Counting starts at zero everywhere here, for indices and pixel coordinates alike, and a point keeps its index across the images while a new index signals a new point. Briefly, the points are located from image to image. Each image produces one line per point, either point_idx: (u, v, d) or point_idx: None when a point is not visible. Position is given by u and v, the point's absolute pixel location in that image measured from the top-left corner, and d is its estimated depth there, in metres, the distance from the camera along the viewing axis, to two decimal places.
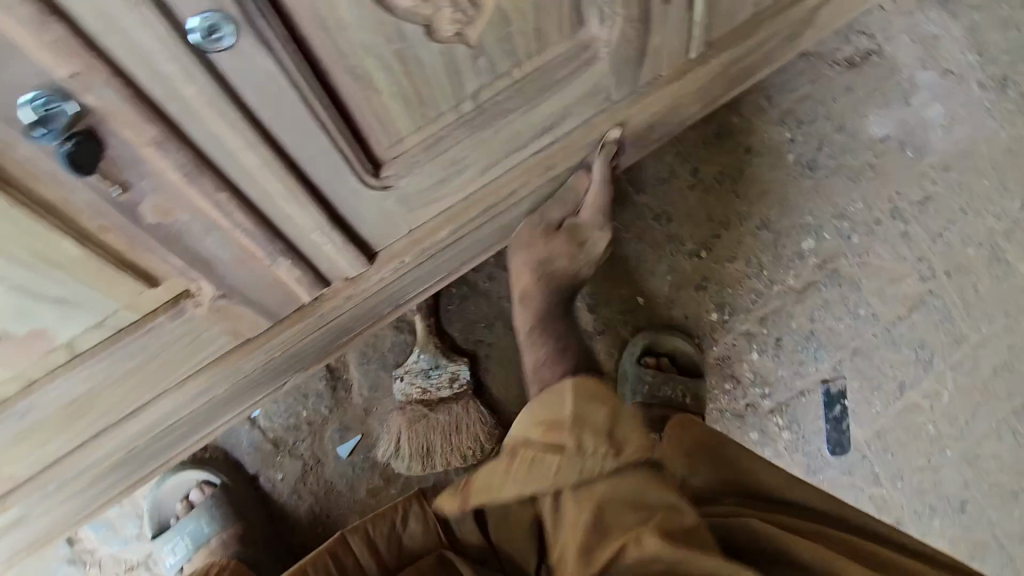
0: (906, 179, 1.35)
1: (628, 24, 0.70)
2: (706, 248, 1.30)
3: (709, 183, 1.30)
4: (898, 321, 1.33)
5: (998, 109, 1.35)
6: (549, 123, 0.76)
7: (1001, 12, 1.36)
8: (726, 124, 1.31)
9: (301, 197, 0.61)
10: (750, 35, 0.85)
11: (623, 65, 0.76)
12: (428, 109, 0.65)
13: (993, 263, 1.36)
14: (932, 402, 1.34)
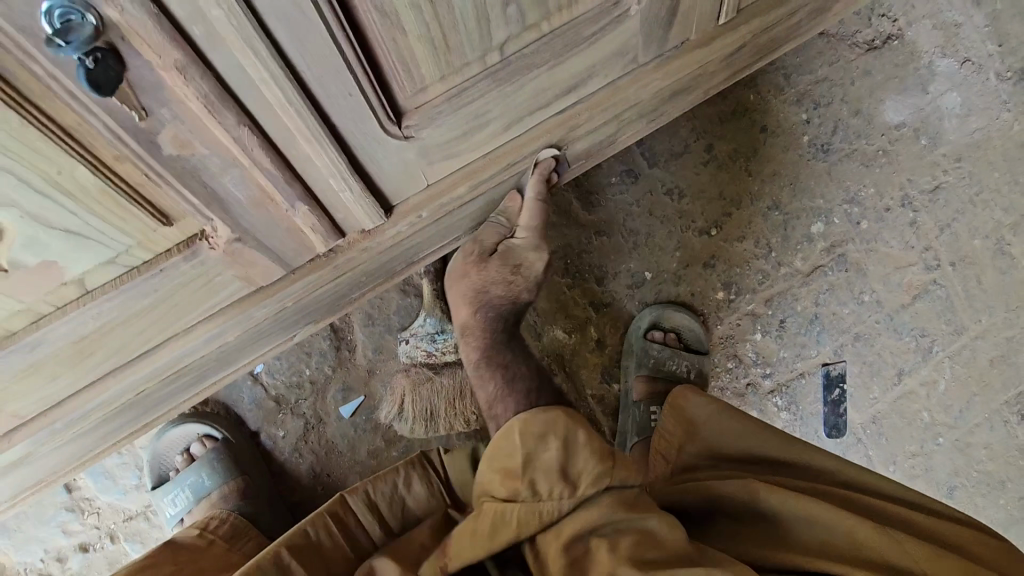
0: (918, 167, 1.35)
1: None
2: (716, 225, 1.27)
3: (722, 161, 1.27)
4: (901, 309, 1.34)
5: (1015, 101, 1.35)
6: (574, 82, 0.75)
7: None
8: (742, 102, 1.29)
9: (322, 140, 0.59)
10: (781, 4, 0.84)
11: (651, 26, 0.74)
12: (453, 57, 0.63)
13: (997, 255, 1.37)
14: (929, 391, 1.35)
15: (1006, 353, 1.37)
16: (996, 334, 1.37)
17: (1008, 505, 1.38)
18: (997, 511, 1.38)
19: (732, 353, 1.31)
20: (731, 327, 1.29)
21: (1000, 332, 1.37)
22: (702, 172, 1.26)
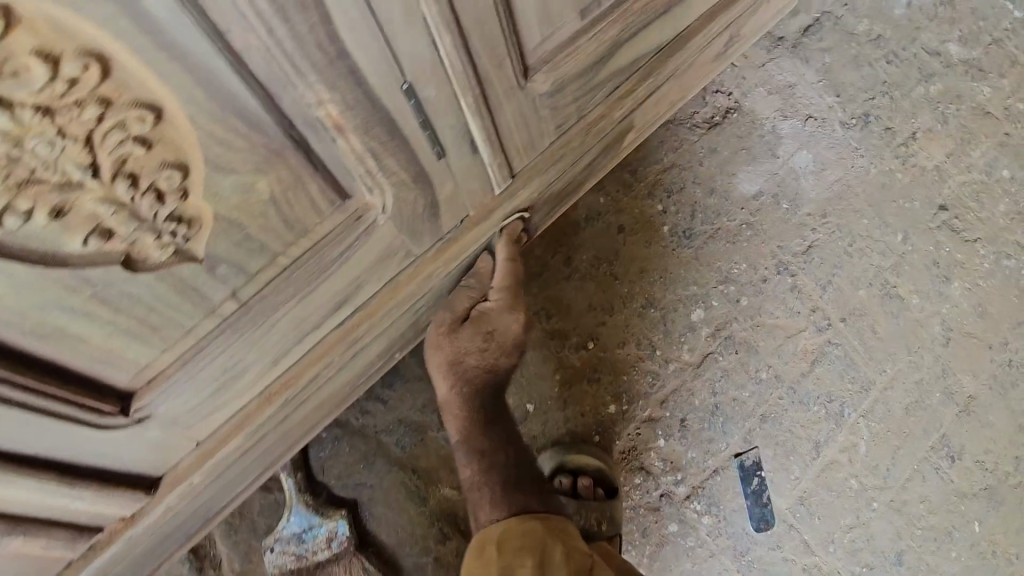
0: (786, 232, 1.33)
1: (402, 188, 0.65)
2: (593, 338, 1.22)
3: (585, 271, 1.22)
4: (803, 378, 1.29)
5: (866, 146, 1.39)
6: (339, 300, 0.69)
7: (851, 51, 1.41)
8: (593, 206, 1.25)
9: (12, 474, 0.54)
10: (561, 156, 0.81)
11: (411, 222, 0.69)
12: (169, 331, 0.57)
13: (885, 300, 1.36)
14: (851, 456, 1.30)
15: (918, 399, 1.34)
16: (904, 379, 1.35)
17: (959, 558, 1.32)
18: (952, 565, 1.32)
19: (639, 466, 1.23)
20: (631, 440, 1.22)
21: (908, 377, 1.35)
22: (565, 287, 1.21)
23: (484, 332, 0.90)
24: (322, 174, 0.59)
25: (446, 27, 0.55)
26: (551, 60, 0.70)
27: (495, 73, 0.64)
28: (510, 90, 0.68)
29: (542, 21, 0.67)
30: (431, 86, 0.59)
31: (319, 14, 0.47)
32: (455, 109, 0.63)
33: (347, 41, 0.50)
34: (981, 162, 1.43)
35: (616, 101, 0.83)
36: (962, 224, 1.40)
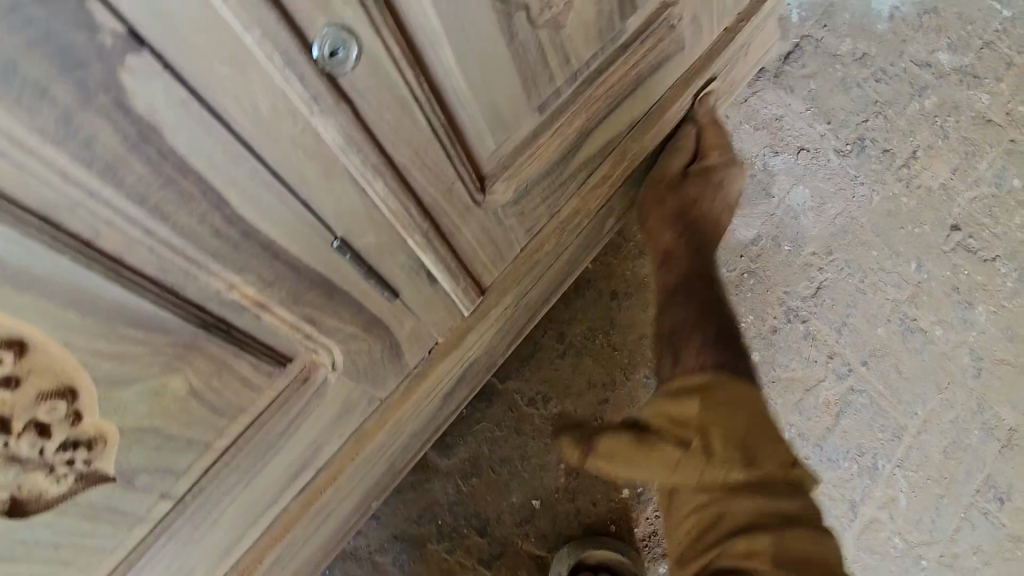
0: (791, 275, 1.23)
1: (354, 340, 0.56)
2: (596, 417, 1.10)
3: (579, 346, 1.12)
4: (827, 435, 1.20)
5: (864, 173, 1.31)
6: (294, 471, 0.60)
7: (837, 74, 1.33)
8: (581, 275, 1.15)
9: None
10: (538, 257, 0.72)
11: (370, 370, 0.60)
12: (86, 558, 0.48)
13: (907, 336, 1.26)
14: (891, 512, 1.20)
15: (956, 440, 1.23)
16: (939, 420, 1.24)
17: None
18: None
19: (662, 556, 1.07)
20: (651, 526, 1.06)
21: (942, 417, 1.24)
22: (561, 366, 1.11)
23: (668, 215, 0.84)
24: (252, 350, 0.50)
25: (376, 171, 0.47)
26: (510, 165, 0.63)
27: (446, 199, 0.56)
28: (467, 210, 0.59)
29: (495, 129, 0.60)
30: (369, 234, 0.51)
31: (208, 198, 0.39)
32: (404, 245, 0.54)
33: (252, 216, 0.42)
34: (989, 173, 1.33)
35: (591, 190, 0.74)
36: (978, 243, 1.31)
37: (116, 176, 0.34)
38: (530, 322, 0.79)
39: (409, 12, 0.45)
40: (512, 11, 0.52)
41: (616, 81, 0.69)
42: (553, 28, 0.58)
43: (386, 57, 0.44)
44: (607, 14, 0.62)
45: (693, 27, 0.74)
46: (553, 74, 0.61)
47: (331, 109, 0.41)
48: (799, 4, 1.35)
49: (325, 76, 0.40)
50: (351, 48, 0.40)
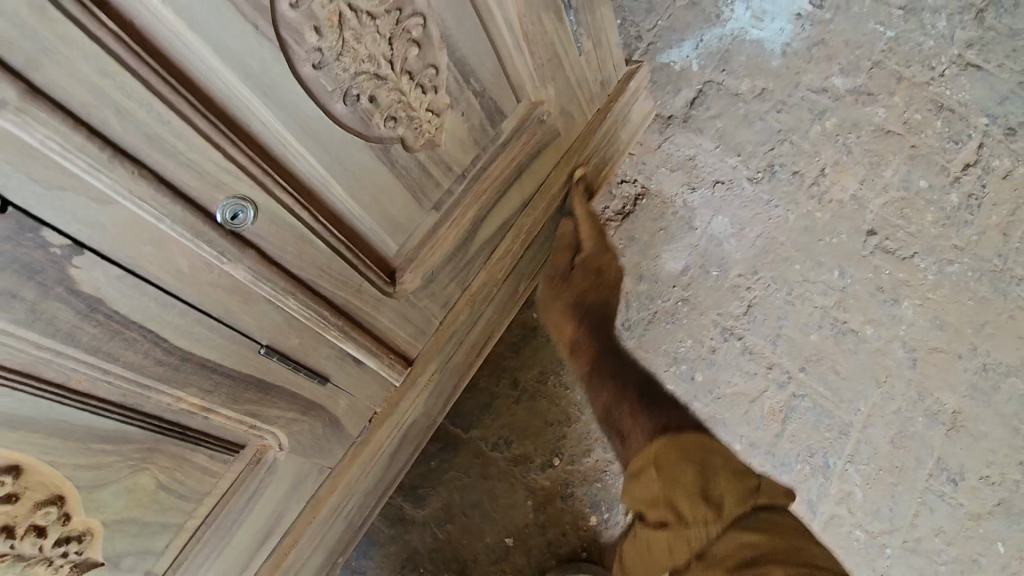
0: (721, 298, 1.35)
1: (295, 422, 0.68)
2: (557, 454, 1.20)
3: (534, 389, 1.22)
4: (777, 441, 1.31)
5: (778, 194, 1.40)
6: (261, 538, 0.72)
7: (740, 110, 1.43)
8: (527, 323, 1.25)
9: None
10: (457, 323, 0.84)
11: (315, 446, 0.72)
12: None
13: (840, 339, 1.34)
14: (849, 506, 1.29)
15: (901, 429, 1.30)
16: (883, 415, 1.31)
17: None
18: None
19: None
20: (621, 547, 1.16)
21: (885, 410, 1.31)
22: (519, 410, 1.22)
23: None
24: (206, 444, 0.61)
25: (285, 291, 0.59)
26: (414, 257, 0.76)
27: (356, 298, 0.69)
28: (378, 301, 0.72)
29: (393, 232, 0.73)
30: (291, 337, 0.63)
31: (147, 339, 0.51)
32: (324, 340, 0.67)
33: (186, 345, 0.54)
34: (896, 178, 1.39)
35: (495, 263, 0.88)
36: (895, 243, 1.37)
37: (75, 338, 0.47)
38: (480, 355, 0.92)
39: (296, 166, 0.59)
40: (386, 144, 0.66)
41: (499, 175, 0.82)
42: (429, 147, 0.72)
43: (282, 208, 0.57)
44: (477, 126, 0.76)
45: (560, 116, 0.89)
46: (438, 181, 0.75)
47: (237, 257, 0.54)
48: (696, 54, 1.44)
49: (229, 235, 0.53)
50: (248, 209, 0.54)
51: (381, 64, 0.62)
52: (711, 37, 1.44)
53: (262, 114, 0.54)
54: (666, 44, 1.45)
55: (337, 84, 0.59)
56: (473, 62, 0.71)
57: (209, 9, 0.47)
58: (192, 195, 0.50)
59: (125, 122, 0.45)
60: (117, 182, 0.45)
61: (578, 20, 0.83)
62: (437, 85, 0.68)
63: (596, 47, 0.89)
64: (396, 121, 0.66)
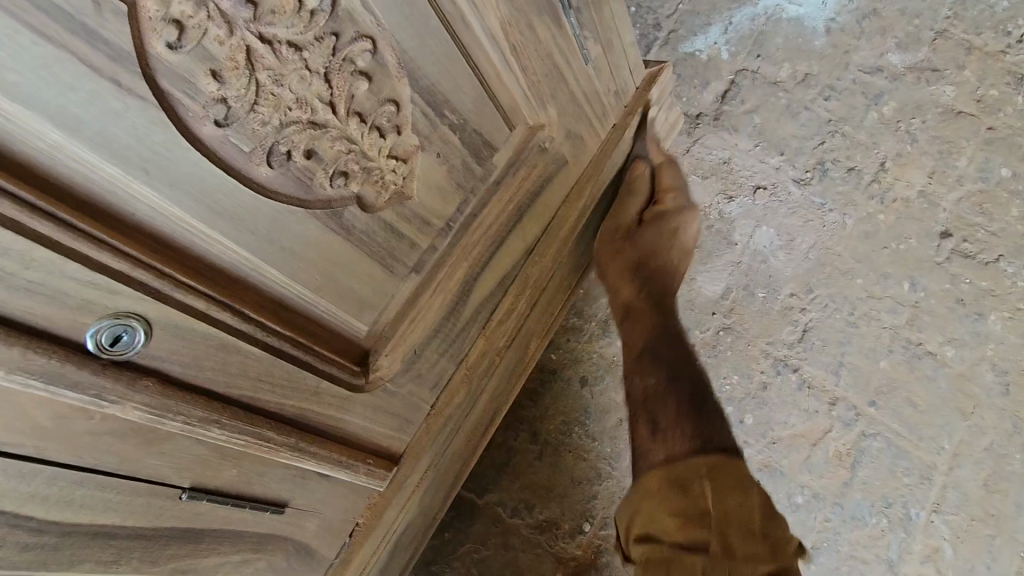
0: (770, 324, 1.16)
1: (248, 562, 0.54)
2: (588, 517, 1.03)
3: (556, 443, 1.06)
4: (847, 490, 1.11)
5: (831, 196, 1.19)
6: None
7: (781, 101, 1.22)
8: (544, 366, 1.10)
9: None
10: (453, 402, 0.69)
11: None
12: None
13: (915, 364, 1.13)
14: (938, 565, 1.08)
15: (996, 468, 1.10)
16: (972, 452, 1.11)
17: None
18: None
19: None
20: None
21: (974, 446, 1.11)
22: (540, 468, 1.06)
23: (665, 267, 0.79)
24: None
25: (205, 421, 0.45)
26: (391, 335, 0.61)
27: (312, 402, 0.54)
28: (344, 400, 0.57)
29: (360, 311, 0.58)
30: (226, 470, 0.49)
31: (3, 522, 0.37)
32: (275, 463, 0.52)
33: (67, 515, 0.40)
34: (971, 169, 1.17)
35: (496, 325, 0.73)
36: (976, 246, 1.15)
37: None
38: (487, 428, 0.78)
39: (208, 253, 0.44)
40: (337, 208, 0.51)
41: (493, 222, 0.66)
42: (397, 203, 0.56)
43: (188, 314, 0.42)
44: (460, 167, 0.60)
45: (568, 139, 0.72)
46: (413, 241, 0.59)
47: (124, 395, 0.39)
48: (726, 40, 1.25)
49: (109, 367, 0.39)
50: (134, 329, 0.40)
51: (317, 108, 0.46)
52: (742, 19, 1.24)
53: (144, 194, 0.40)
54: (690, 31, 1.26)
55: (256, 142, 0.43)
56: (446, 89, 0.55)
57: (29, 65, 0.33)
58: (40, 324, 0.36)
59: None
60: None
61: (582, 26, 0.67)
62: (400, 125, 0.53)
63: (606, 55, 0.73)
64: (348, 178, 0.50)
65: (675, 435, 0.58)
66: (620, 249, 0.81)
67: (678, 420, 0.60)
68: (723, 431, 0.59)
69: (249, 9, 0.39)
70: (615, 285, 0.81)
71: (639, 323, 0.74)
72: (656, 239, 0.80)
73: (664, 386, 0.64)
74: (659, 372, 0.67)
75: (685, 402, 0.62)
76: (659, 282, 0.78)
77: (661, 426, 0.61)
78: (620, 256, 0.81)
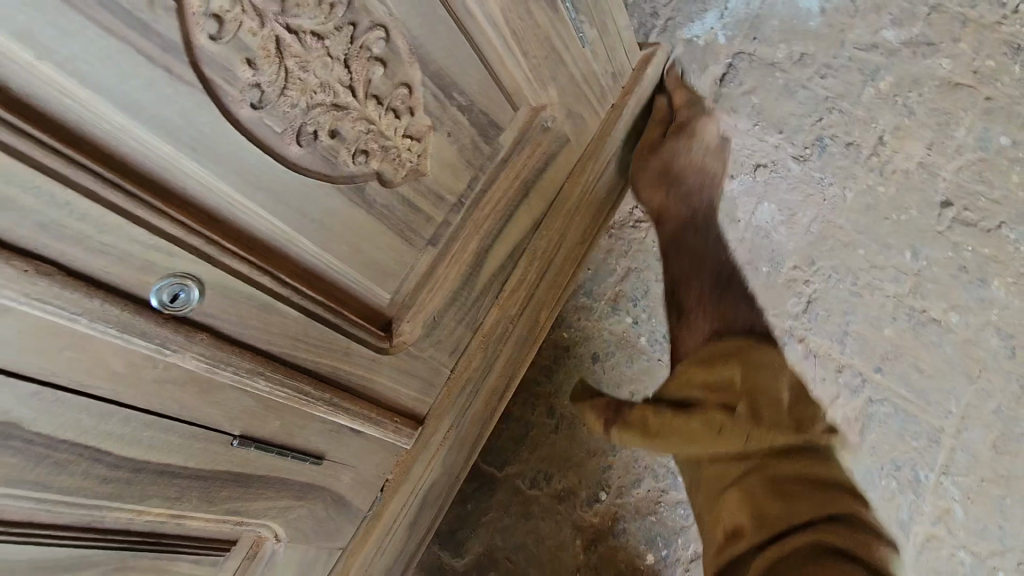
0: (775, 297, 1.19)
1: (291, 510, 0.60)
2: (603, 485, 1.08)
3: (570, 417, 1.11)
4: (856, 454, 1.14)
5: (831, 171, 1.22)
6: None
7: (779, 81, 1.25)
8: (557, 344, 1.14)
9: None
10: (470, 368, 0.75)
11: (319, 530, 0.64)
12: None
13: (919, 331, 1.16)
14: (949, 525, 1.10)
15: (1004, 430, 1.12)
16: (979, 414, 1.13)
17: None
18: None
19: None
20: None
21: (981, 409, 1.13)
22: (556, 441, 1.11)
23: (667, 205, 0.83)
24: (187, 551, 0.54)
25: (251, 373, 0.50)
26: (410, 304, 0.66)
27: (342, 361, 0.59)
28: (372, 361, 0.62)
29: (383, 280, 0.63)
30: (269, 421, 0.54)
31: (86, 457, 0.43)
32: (312, 416, 0.58)
33: (137, 452, 0.46)
34: (970, 139, 1.20)
35: (508, 296, 0.78)
36: (976, 213, 1.18)
37: None
38: (504, 394, 0.83)
39: (249, 223, 0.50)
40: (359, 183, 0.56)
41: (501, 197, 0.72)
42: (413, 178, 0.61)
43: (234, 277, 0.48)
44: (468, 146, 0.66)
45: (569, 119, 0.77)
46: (428, 215, 0.65)
47: (182, 345, 0.45)
48: (722, 24, 1.28)
49: (170, 322, 0.45)
50: (190, 288, 0.45)
51: (339, 92, 0.51)
52: (737, 4, 1.28)
53: (194, 171, 0.45)
54: (687, 18, 1.30)
55: (286, 123, 0.49)
56: (453, 73, 0.60)
57: (100, 58, 0.38)
58: (114, 283, 0.42)
59: (11, 213, 0.36)
60: (8, 287, 0.36)
61: (577, 11, 0.72)
62: (413, 106, 0.58)
63: (602, 39, 0.78)
64: (368, 155, 0.56)
65: (700, 319, 0.67)
66: (647, 159, 0.87)
67: (704, 303, 0.69)
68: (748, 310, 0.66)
69: (277, 4, 0.44)
70: (646, 193, 0.87)
71: (670, 227, 0.82)
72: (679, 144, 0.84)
73: (706, 286, 0.71)
74: (703, 279, 0.72)
75: (709, 290, 0.70)
76: (684, 186, 0.83)
77: (691, 310, 0.70)
78: (667, 145, 0.85)
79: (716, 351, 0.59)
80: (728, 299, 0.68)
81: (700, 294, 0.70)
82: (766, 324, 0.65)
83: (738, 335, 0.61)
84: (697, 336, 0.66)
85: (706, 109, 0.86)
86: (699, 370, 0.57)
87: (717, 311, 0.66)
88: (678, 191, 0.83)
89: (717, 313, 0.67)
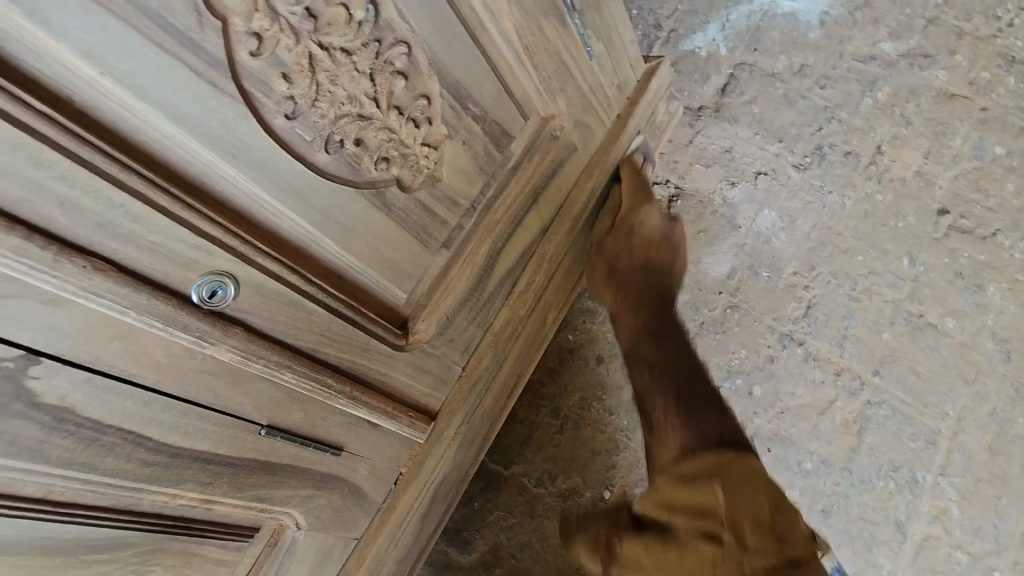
0: (775, 301, 1.22)
1: (312, 499, 0.63)
2: (608, 484, 1.10)
3: (575, 417, 1.14)
4: (854, 455, 1.17)
5: (830, 179, 1.25)
6: None
7: (779, 91, 1.29)
8: (563, 346, 1.17)
9: None
10: (481, 366, 0.78)
11: (338, 519, 0.67)
12: None
13: (917, 335, 1.19)
14: (945, 525, 1.13)
15: (1000, 432, 1.14)
16: (976, 417, 1.15)
17: None
18: None
19: None
20: None
21: (977, 412, 1.15)
22: (562, 441, 1.13)
23: (620, 314, 0.86)
24: (213, 534, 0.56)
25: (281, 366, 0.54)
26: (426, 303, 0.69)
27: (363, 357, 0.63)
28: (390, 357, 0.66)
29: (400, 280, 0.66)
30: (294, 412, 0.57)
31: (130, 441, 0.46)
32: (333, 409, 0.61)
33: (175, 439, 0.49)
34: (966, 148, 1.23)
35: (518, 297, 0.81)
36: (972, 221, 1.21)
37: (44, 455, 0.42)
38: (513, 392, 0.86)
39: (279, 225, 0.53)
40: (380, 188, 0.60)
41: (512, 203, 0.75)
42: (430, 184, 0.65)
43: (267, 275, 0.51)
44: (482, 153, 0.69)
45: (576, 128, 0.81)
46: (443, 219, 0.68)
47: (220, 339, 0.48)
48: (724, 36, 1.32)
49: (208, 316, 0.48)
50: (227, 285, 0.48)
51: (364, 103, 0.55)
52: (738, 16, 1.32)
53: (231, 176, 0.49)
54: (690, 29, 1.33)
55: (316, 132, 0.52)
56: (469, 85, 0.64)
57: (152, 72, 0.42)
58: (159, 279, 0.45)
59: (72, 214, 0.40)
60: (67, 281, 0.39)
61: (585, 25, 0.75)
62: (431, 116, 0.61)
63: (608, 52, 0.82)
64: (389, 162, 0.59)
65: (672, 422, 0.69)
66: (597, 261, 0.90)
67: (670, 415, 0.71)
68: (726, 422, 0.67)
69: (311, 22, 0.48)
70: (601, 291, 0.90)
71: (625, 329, 0.85)
72: (656, 217, 0.87)
73: (671, 395, 0.72)
74: (666, 389, 0.74)
75: (680, 399, 0.71)
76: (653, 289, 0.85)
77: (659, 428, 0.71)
78: (648, 216, 0.87)
79: (697, 467, 0.62)
80: (688, 430, 0.67)
81: (678, 418, 0.69)
82: (739, 433, 0.66)
83: (711, 449, 0.63)
84: (680, 450, 0.66)
85: (654, 203, 0.87)
86: (687, 389, 0.67)
87: (687, 433, 0.67)
88: (634, 238, 0.87)
89: (687, 427, 0.68)
